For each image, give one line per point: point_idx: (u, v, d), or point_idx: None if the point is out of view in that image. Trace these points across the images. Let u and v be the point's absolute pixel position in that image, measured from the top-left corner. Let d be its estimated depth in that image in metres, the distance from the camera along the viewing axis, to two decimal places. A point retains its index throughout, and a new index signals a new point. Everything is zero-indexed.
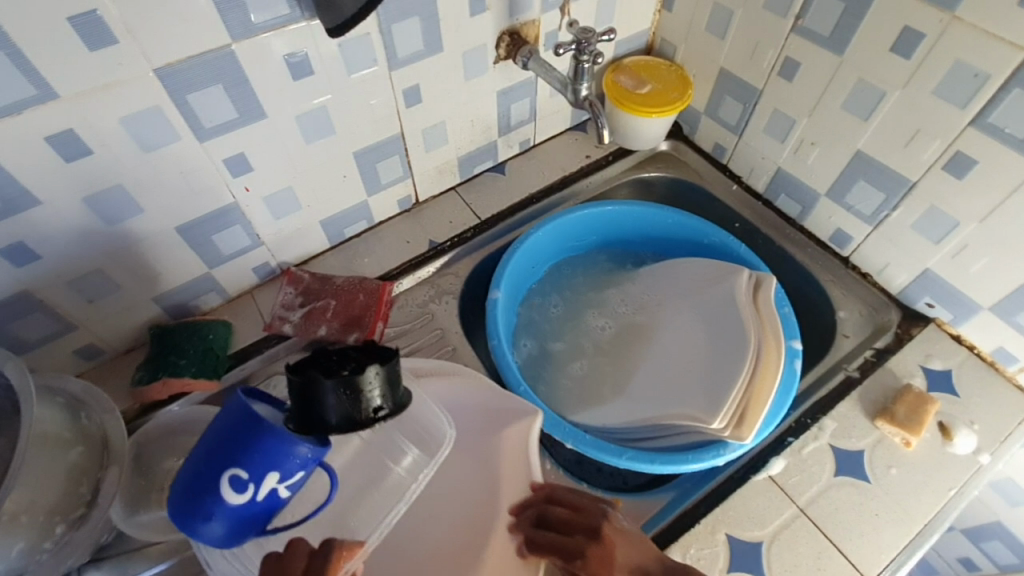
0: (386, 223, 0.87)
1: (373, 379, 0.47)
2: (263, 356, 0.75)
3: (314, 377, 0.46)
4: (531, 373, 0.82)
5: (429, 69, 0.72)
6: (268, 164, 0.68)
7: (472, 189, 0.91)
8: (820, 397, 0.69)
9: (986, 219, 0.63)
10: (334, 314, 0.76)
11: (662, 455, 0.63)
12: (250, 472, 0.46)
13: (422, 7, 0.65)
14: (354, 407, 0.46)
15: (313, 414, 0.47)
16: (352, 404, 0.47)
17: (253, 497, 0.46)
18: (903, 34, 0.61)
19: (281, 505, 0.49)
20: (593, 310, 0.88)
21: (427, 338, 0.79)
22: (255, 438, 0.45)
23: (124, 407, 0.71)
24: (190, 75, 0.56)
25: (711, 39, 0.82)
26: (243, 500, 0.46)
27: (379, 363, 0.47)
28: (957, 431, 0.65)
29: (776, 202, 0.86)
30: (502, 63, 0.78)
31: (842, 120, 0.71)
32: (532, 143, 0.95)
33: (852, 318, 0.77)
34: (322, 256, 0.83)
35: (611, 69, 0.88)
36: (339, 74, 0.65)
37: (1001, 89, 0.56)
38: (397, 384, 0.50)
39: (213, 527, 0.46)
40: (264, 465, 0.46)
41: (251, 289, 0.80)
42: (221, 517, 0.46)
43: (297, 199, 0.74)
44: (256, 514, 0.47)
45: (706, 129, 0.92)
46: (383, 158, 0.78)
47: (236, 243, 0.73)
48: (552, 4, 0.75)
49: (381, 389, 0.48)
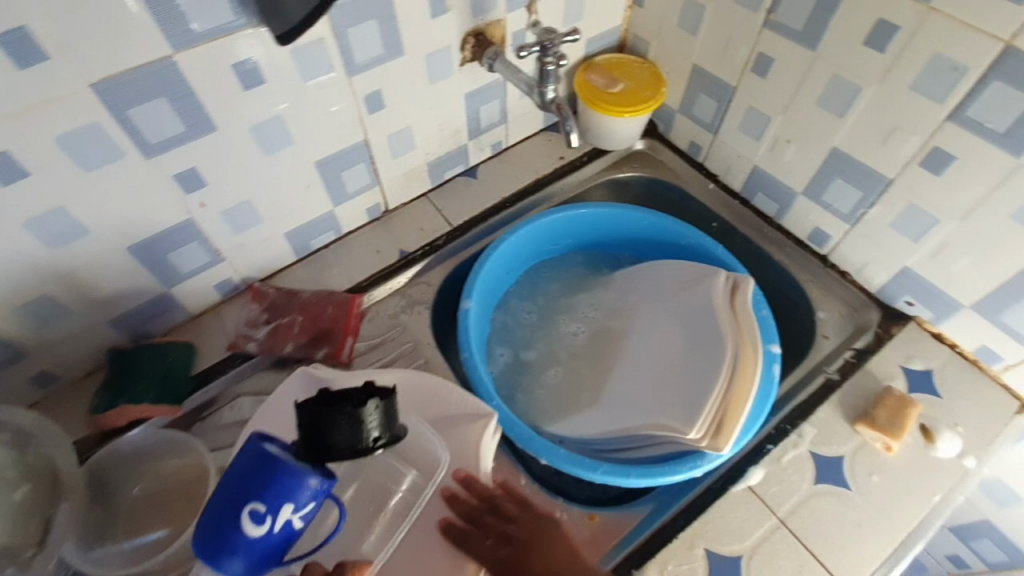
0: (355, 233, 0.84)
1: (373, 412, 0.53)
2: (229, 376, 0.73)
3: (323, 410, 0.51)
4: (506, 383, 0.80)
5: (391, 73, 0.69)
6: (223, 178, 0.65)
7: (443, 195, 0.88)
8: (799, 402, 0.67)
9: (966, 216, 0.61)
10: (300, 329, 0.74)
11: (638, 468, 0.62)
12: (267, 505, 0.47)
13: (379, 9, 0.62)
14: (356, 437, 0.51)
15: (317, 445, 0.51)
16: (354, 434, 0.52)
17: (271, 528, 0.47)
18: (878, 27, 0.59)
19: (296, 535, 0.50)
20: (564, 315, 0.86)
21: (399, 351, 0.77)
22: (271, 471, 0.47)
23: (81, 436, 0.68)
24: (131, 89, 0.53)
25: (684, 35, 0.80)
26: (261, 534, 0.47)
27: (379, 398, 0.53)
28: (940, 434, 0.63)
29: (754, 200, 0.85)
30: (468, 65, 0.75)
31: (818, 117, 0.69)
32: (504, 146, 0.92)
33: (832, 318, 0.75)
34: (289, 269, 0.81)
35: (583, 68, 0.86)
36: (294, 81, 0.62)
37: (980, 82, 0.54)
38: (392, 418, 0.56)
39: (235, 565, 0.47)
40: (280, 498, 0.47)
41: (214, 306, 0.77)
42: (241, 550, 0.47)
43: (257, 213, 0.71)
44: (275, 545, 0.49)
45: (681, 127, 0.89)
46: (348, 166, 0.75)
47: (195, 260, 0.70)
48: (517, 3, 0.73)
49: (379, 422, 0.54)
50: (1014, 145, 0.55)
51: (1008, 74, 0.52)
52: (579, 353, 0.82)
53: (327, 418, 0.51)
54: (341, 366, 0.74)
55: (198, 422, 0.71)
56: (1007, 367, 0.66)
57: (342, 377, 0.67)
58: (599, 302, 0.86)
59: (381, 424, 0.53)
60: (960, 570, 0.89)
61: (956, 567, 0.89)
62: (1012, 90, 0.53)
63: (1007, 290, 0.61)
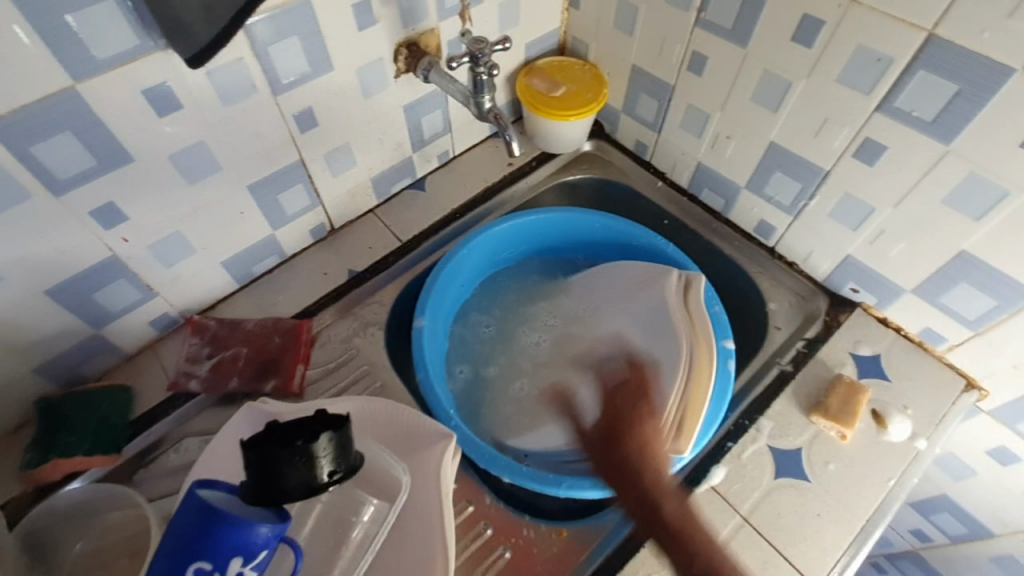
0: (300, 255, 0.81)
1: (325, 446, 0.49)
2: (171, 417, 0.69)
3: (268, 450, 0.47)
4: (467, 400, 0.79)
5: (320, 90, 0.66)
6: (147, 210, 0.61)
7: (391, 209, 0.86)
8: (756, 396, 0.68)
9: (899, 203, 0.62)
10: (246, 361, 0.71)
11: (602, 479, 0.61)
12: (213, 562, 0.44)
13: (299, 25, 0.59)
14: (308, 474, 0.48)
15: (266, 488, 0.47)
16: (306, 472, 0.48)
17: None
18: (803, 23, 0.59)
19: None
20: (524, 326, 0.85)
21: (353, 375, 0.73)
22: (212, 526, 0.44)
23: (11, 496, 0.63)
24: (28, 124, 0.49)
25: (621, 36, 0.79)
26: None
27: (331, 430, 0.49)
28: (891, 418, 0.64)
29: (701, 196, 0.85)
30: (403, 76, 0.73)
31: (753, 112, 0.70)
32: (451, 155, 0.90)
33: (782, 309, 0.76)
34: (231, 298, 0.77)
35: (524, 73, 0.86)
36: (215, 105, 0.59)
37: (904, 72, 0.55)
38: (348, 448, 0.52)
39: None
40: (225, 553, 0.45)
41: (151, 344, 0.73)
42: None
43: (189, 243, 0.67)
44: None
45: (626, 127, 0.89)
46: (285, 187, 0.72)
47: (125, 298, 0.66)
48: (448, 11, 0.71)
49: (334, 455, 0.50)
50: (939, 133, 0.55)
51: (929, 63, 0.53)
52: (542, 365, 0.81)
53: (276, 460, 0.47)
54: (292, 398, 0.70)
55: (141, 469, 0.66)
56: (950, 347, 0.67)
57: (292, 410, 0.64)
58: (559, 309, 0.86)
59: (336, 457, 0.50)
60: (922, 543, 0.92)
61: (919, 540, 0.92)
62: (933, 79, 0.53)
63: (944, 273, 0.62)
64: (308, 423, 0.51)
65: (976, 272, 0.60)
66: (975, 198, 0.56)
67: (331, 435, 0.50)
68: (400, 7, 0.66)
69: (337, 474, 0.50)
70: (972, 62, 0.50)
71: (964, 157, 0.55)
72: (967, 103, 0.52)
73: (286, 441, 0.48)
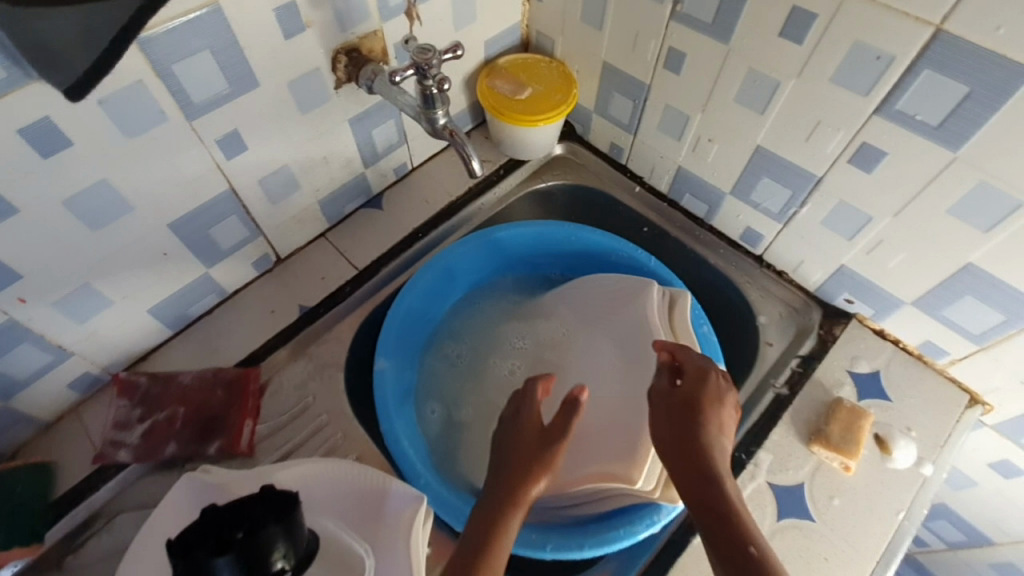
0: (243, 291, 0.72)
1: (271, 541, 0.42)
2: (102, 493, 0.60)
3: (200, 559, 0.39)
4: (440, 443, 0.72)
5: (247, 109, 0.57)
6: (45, 265, 0.52)
7: (344, 232, 0.77)
8: (752, 425, 0.63)
9: (899, 213, 0.57)
10: (183, 423, 0.63)
11: (592, 538, 0.56)
12: None
13: (211, 37, 0.50)
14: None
15: None
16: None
17: None
18: (793, 15, 0.52)
19: None
20: (494, 354, 0.78)
21: (311, 427, 0.65)
22: None
23: None
24: None
25: (589, 31, 0.71)
26: None
27: (276, 521, 0.42)
28: (895, 444, 0.61)
29: (682, 201, 0.79)
30: (345, 87, 0.64)
31: (737, 115, 0.63)
32: (409, 167, 0.81)
33: (773, 322, 0.71)
34: (165, 346, 0.68)
35: (484, 73, 0.77)
36: (114, 138, 0.50)
37: (908, 72, 0.49)
38: (301, 532, 0.45)
39: None
40: None
41: (73, 406, 0.64)
42: None
43: (105, 296, 0.58)
44: None
45: (599, 128, 0.82)
46: (217, 220, 0.63)
47: (31, 363, 0.57)
48: (391, 10, 0.62)
49: (282, 547, 0.43)
50: (947, 140, 0.50)
51: (936, 62, 0.47)
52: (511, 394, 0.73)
53: (211, 569, 0.39)
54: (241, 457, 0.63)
55: (70, 555, 0.58)
56: (952, 361, 0.63)
57: (240, 480, 0.57)
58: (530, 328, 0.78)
59: (285, 549, 0.43)
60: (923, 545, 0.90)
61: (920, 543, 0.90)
62: (940, 80, 0.47)
63: (948, 286, 0.58)
64: (251, 508, 0.44)
65: (985, 287, 0.55)
66: (984, 209, 0.51)
67: (277, 527, 0.43)
68: (335, 9, 0.57)
69: (288, 568, 0.44)
70: (986, 62, 0.45)
71: (974, 165, 0.49)
72: (979, 108, 0.47)
73: (223, 543, 0.41)
